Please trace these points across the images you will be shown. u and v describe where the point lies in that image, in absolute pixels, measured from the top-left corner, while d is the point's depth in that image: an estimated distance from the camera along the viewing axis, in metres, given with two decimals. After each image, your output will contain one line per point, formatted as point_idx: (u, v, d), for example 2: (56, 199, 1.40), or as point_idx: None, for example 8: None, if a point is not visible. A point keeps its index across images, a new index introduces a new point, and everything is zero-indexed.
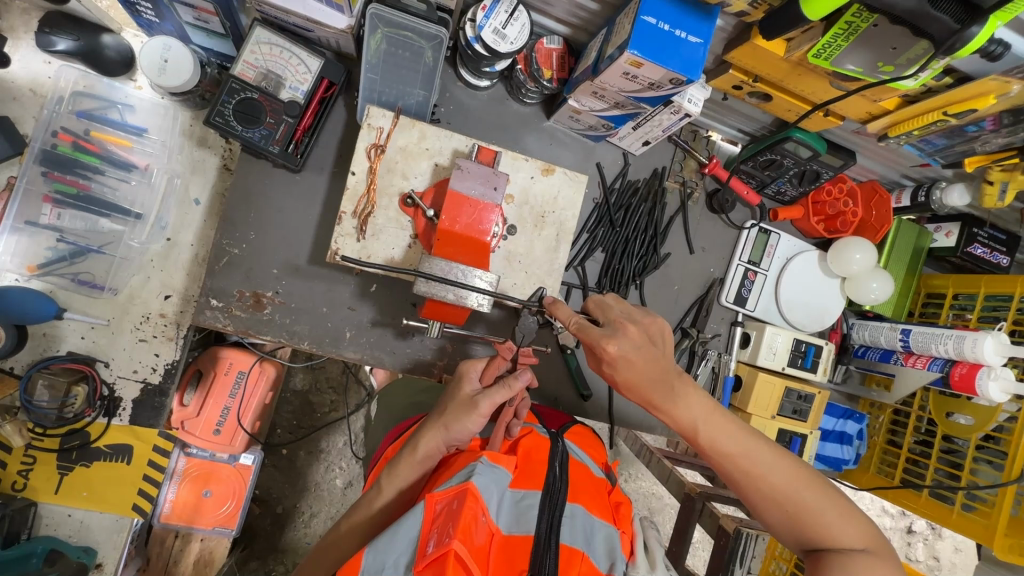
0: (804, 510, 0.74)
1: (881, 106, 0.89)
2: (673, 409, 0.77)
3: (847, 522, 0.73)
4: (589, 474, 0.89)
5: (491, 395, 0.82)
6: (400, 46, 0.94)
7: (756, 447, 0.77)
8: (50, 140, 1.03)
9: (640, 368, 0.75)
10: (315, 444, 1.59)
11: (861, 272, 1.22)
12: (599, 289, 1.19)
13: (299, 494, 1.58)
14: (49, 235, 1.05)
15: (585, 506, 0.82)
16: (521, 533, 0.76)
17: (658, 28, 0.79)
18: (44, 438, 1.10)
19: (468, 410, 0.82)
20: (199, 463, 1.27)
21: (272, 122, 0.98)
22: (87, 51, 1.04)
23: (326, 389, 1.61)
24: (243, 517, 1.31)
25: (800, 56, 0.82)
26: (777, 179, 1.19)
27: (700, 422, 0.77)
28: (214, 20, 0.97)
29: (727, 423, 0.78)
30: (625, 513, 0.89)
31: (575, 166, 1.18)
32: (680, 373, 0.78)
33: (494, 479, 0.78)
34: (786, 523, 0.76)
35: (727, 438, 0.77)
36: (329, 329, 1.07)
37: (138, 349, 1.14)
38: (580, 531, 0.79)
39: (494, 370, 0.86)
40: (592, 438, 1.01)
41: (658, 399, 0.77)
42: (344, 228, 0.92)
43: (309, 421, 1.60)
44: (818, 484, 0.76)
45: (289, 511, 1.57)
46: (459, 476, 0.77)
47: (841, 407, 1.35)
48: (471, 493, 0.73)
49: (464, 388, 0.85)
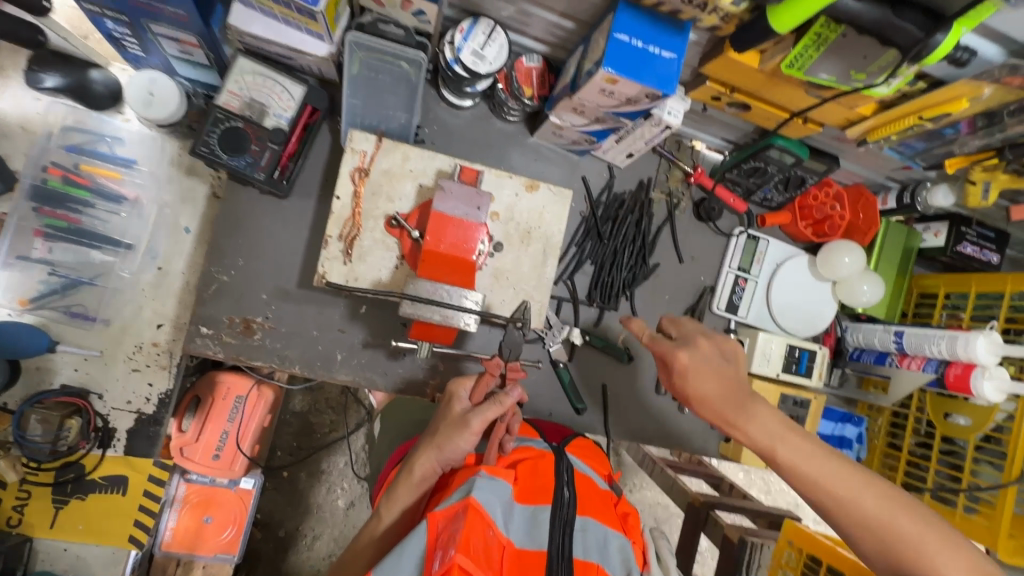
0: (901, 537, 0.70)
1: (858, 112, 0.89)
2: (747, 426, 0.80)
3: (943, 549, 0.69)
4: (594, 486, 0.88)
5: (483, 411, 0.82)
6: (380, 71, 0.92)
7: (845, 471, 0.75)
8: (40, 175, 1.05)
9: (710, 382, 0.81)
10: (315, 466, 1.59)
11: (851, 276, 1.23)
12: (589, 302, 1.20)
13: (301, 516, 1.58)
14: (41, 269, 1.07)
15: (596, 518, 0.82)
16: (534, 548, 0.76)
17: (632, 45, 0.79)
18: (39, 473, 1.09)
19: (461, 427, 0.82)
20: (199, 489, 1.21)
21: (257, 149, 0.98)
22: (75, 87, 1.06)
23: (326, 409, 1.62)
24: (245, 543, 1.24)
25: (774, 67, 0.82)
26: (763, 185, 1.20)
27: (779, 444, 0.78)
28: (198, 52, 0.99)
29: (809, 447, 0.78)
30: (634, 523, 0.88)
31: (561, 181, 1.18)
32: (749, 392, 0.82)
33: (495, 493, 0.77)
34: (880, 550, 0.72)
35: (814, 466, 0.76)
36: (319, 352, 1.06)
37: (131, 380, 1.14)
38: (593, 544, 0.79)
39: (484, 387, 0.87)
40: (594, 451, 1.01)
41: (731, 415, 0.80)
42: (330, 252, 0.94)
43: (308, 442, 1.60)
44: (909, 510, 0.72)
45: (291, 534, 1.57)
46: (459, 493, 0.77)
47: (838, 412, 1.34)
48: (474, 510, 0.72)
49: (454, 407, 0.86)
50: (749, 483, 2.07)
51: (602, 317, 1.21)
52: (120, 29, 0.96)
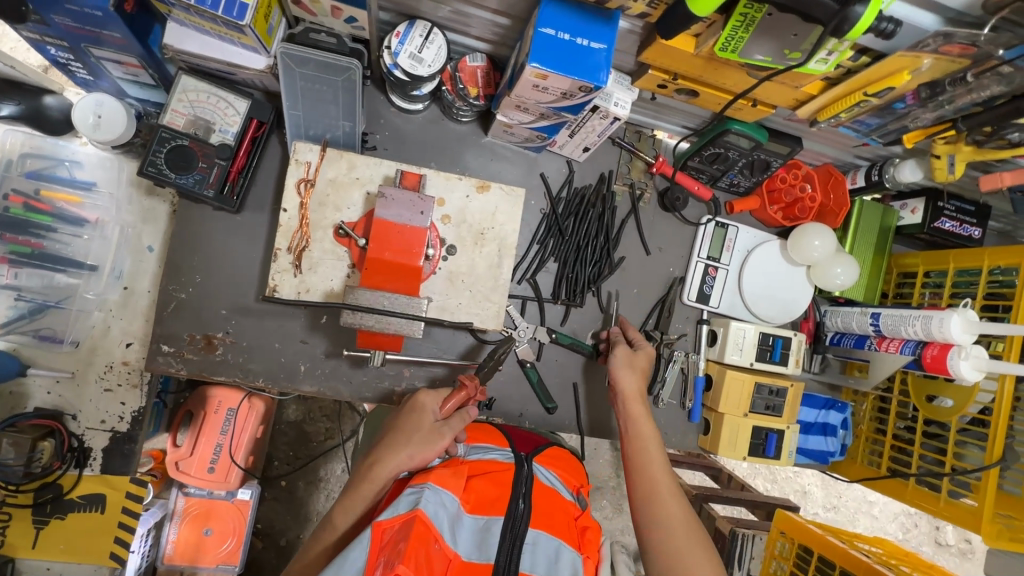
0: (679, 543, 0.86)
1: (805, 92, 0.86)
2: (634, 416, 1.01)
3: (702, 562, 0.85)
4: (556, 498, 0.87)
5: (454, 426, 0.88)
6: (316, 81, 0.92)
7: (672, 483, 0.93)
8: (3, 203, 1.07)
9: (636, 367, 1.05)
10: (313, 474, 1.61)
11: (824, 259, 1.19)
12: (554, 300, 1.18)
13: (301, 524, 1.59)
14: (9, 294, 1.10)
15: (548, 531, 0.81)
16: (481, 561, 0.75)
17: (558, 37, 0.77)
18: (18, 495, 1.11)
19: (435, 439, 0.86)
20: (198, 502, 1.39)
21: (204, 166, 0.98)
22: (30, 113, 1.11)
23: (320, 418, 1.62)
24: (243, 553, 1.42)
25: (709, 51, 0.80)
26: (727, 172, 1.18)
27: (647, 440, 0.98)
28: (143, 73, 1.00)
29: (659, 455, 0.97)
30: (592, 536, 0.87)
31: (519, 180, 1.17)
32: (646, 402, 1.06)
33: (443, 505, 0.76)
34: (660, 545, 0.87)
35: (656, 464, 0.95)
36: (282, 364, 1.06)
37: (104, 400, 1.15)
38: (543, 559, 0.77)
39: (454, 402, 0.93)
40: (565, 461, 1.00)
41: (629, 403, 1.02)
42: (281, 264, 0.94)
43: (305, 451, 1.61)
44: (698, 531, 0.88)
45: (292, 542, 1.59)
46: (408, 502, 0.75)
47: (821, 398, 1.30)
48: (421, 522, 0.71)
49: (427, 418, 0.90)
50: (752, 473, 2.04)
51: (568, 314, 1.19)
52: (63, 56, 0.98)
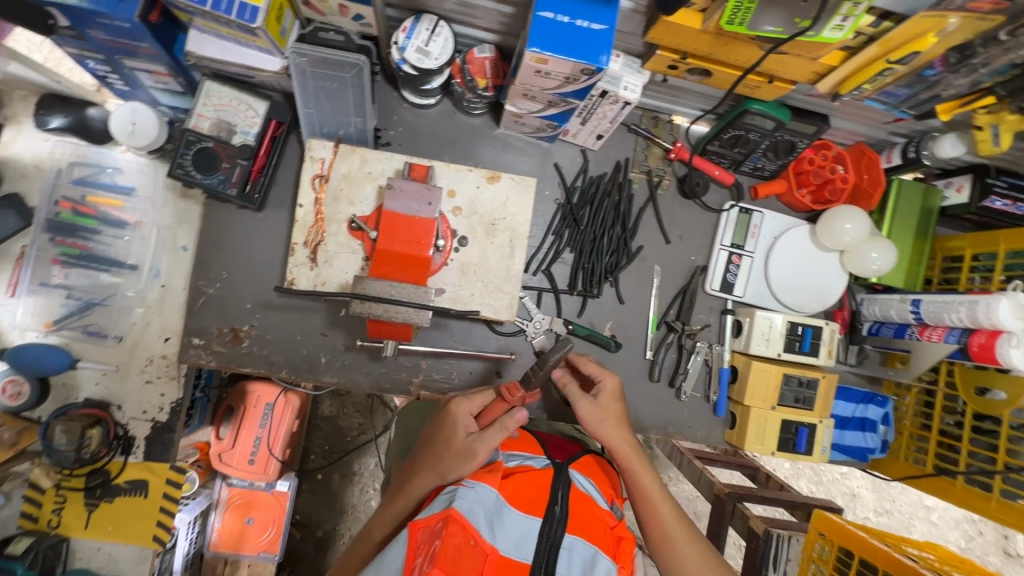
0: None
1: (824, 63, 0.81)
2: (632, 469, 0.94)
3: None
4: (593, 505, 0.82)
5: (487, 439, 0.83)
6: (327, 79, 0.94)
7: (684, 532, 0.90)
8: (53, 209, 1.17)
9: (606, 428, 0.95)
10: (347, 468, 1.65)
11: (857, 243, 1.12)
12: (570, 290, 1.16)
13: (336, 516, 1.64)
14: (60, 293, 1.19)
15: (585, 537, 0.76)
16: (518, 560, 0.71)
17: (556, 20, 0.76)
18: (71, 478, 1.20)
19: (467, 458, 0.82)
20: (240, 492, 1.46)
21: (227, 167, 1.03)
22: (76, 125, 1.19)
23: (353, 413, 1.67)
24: (282, 542, 1.48)
25: (717, 25, 0.77)
26: (750, 155, 1.13)
27: (651, 493, 0.93)
28: (172, 81, 1.06)
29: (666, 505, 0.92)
30: (627, 547, 0.82)
31: (532, 171, 1.17)
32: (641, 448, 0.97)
33: (480, 501, 0.74)
34: None
35: (666, 518, 0.91)
36: (304, 356, 1.10)
37: (145, 391, 1.22)
38: (578, 565, 0.74)
39: (493, 412, 0.88)
40: (602, 469, 0.96)
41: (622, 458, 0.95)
42: (298, 258, 0.97)
43: (340, 445, 1.66)
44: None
45: (329, 534, 1.64)
46: (443, 501, 0.75)
47: (859, 392, 1.23)
48: (456, 520, 0.70)
49: (460, 434, 0.85)
50: (795, 474, 1.95)
51: (585, 305, 1.17)
52: (102, 69, 1.05)
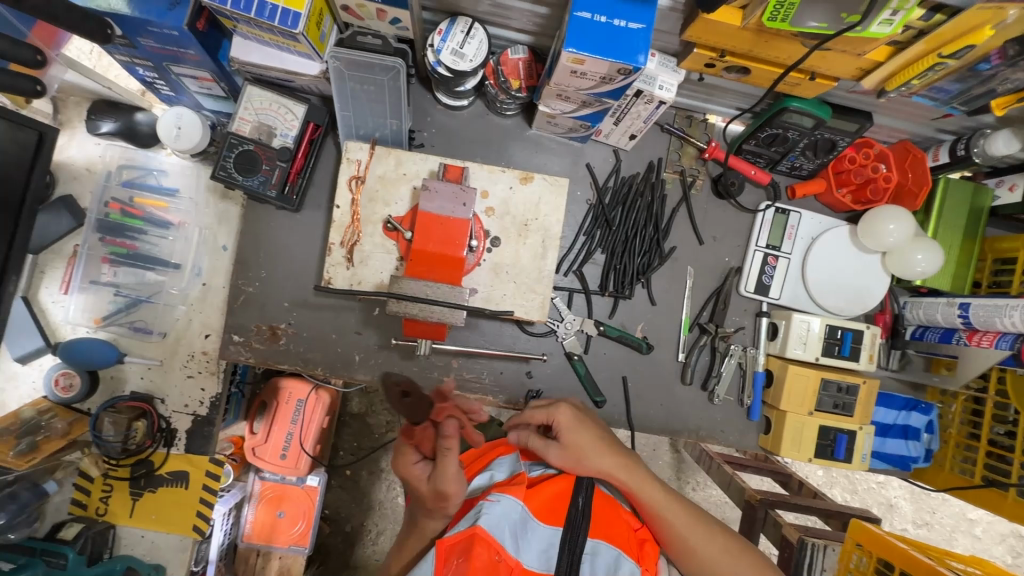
0: None
1: (870, 60, 0.79)
2: (627, 477, 0.87)
3: None
4: (617, 510, 0.84)
5: (443, 477, 0.74)
6: (365, 82, 0.96)
7: (703, 531, 0.87)
8: (103, 210, 1.23)
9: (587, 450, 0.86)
10: (375, 464, 1.68)
11: (901, 244, 1.08)
12: (602, 292, 1.16)
13: (365, 512, 1.67)
14: (109, 291, 1.25)
15: (608, 541, 0.77)
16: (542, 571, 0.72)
17: (594, 20, 0.76)
18: (118, 468, 1.25)
19: (443, 501, 0.75)
20: (272, 486, 1.50)
21: (267, 168, 1.05)
22: (125, 129, 1.24)
23: (381, 410, 1.70)
24: (312, 536, 1.51)
25: (758, 22, 0.76)
26: (788, 154, 1.11)
27: (655, 496, 0.87)
28: (215, 86, 1.09)
29: (678, 508, 0.87)
30: (652, 550, 0.82)
31: (564, 171, 1.16)
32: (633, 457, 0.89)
33: (507, 515, 0.72)
34: None
35: (681, 523, 0.86)
36: (339, 354, 1.12)
37: (187, 385, 1.27)
38: (603, 568, 0.74)
39: (427, 440, 0.78)
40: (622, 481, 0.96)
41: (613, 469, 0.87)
42: (334, 258, 0.99)
43: (368, 442, 1.69)
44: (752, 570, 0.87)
45: (357, 529, 1.67)
46: (467, 519, 0.73)
47: (901, 398, 1.19)
48: (480, 538, 0.68)
49: (420, 482, 0.77)
50: (828, 481, 1.90)
51: (616, 306, 1.16)
52: (150, 75, 1.09)
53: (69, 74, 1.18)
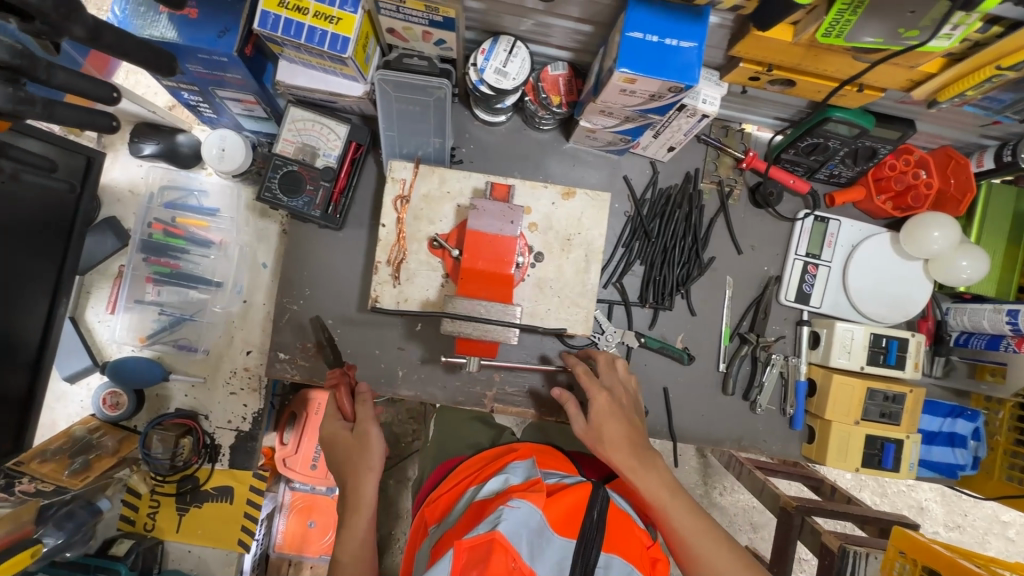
0: None
1: (921, 71, 0.79)
2: (637, 478, 0.84)
3: None
4: (632, 525, 0.78)
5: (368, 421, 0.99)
6: (410, 102, 0.97)
7: (713, 542, 0.81)
8: (146, 231, 1.24)
9: (609, 432, 0.89)
10: (404, 473, 1.69)
11: (945, 251, 1.07)
12: (641, 303, 1.16)
13: (394, 521, 1.68)
14: (153, 310, 1.26)
15: (623, 556, 0.71)
16: None
17: (646, 40, 0.76)
18: (164, 484, 1.27)
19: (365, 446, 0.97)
20: (302, 496, 1.50)
21: (312, 189, 1.07)
22: (166, 151, 1.25)
23: (406, 419, 1.70)
24: None
25: (810, 38, 0.76)
26: (827, 162, 1.10)
27: (666, 499, 0.83)
28: (258, 108, 1.11)
29: (688, 516, 0.83)
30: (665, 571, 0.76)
31: (602, 183, 1.17)
32: (647, 450, 0.87)
33: (525, 521, 0.68)
34: None
35: (692, 530, 0.82)
36: (383, 369, 1.13)
37: (230, 401, 1.29)
38: None
39: (343, 399, 1.02)
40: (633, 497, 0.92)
41: (625, 465, 0.85)
42: (381, 276, 1.00)
43: (395, 450, 1.69)
44: None
45: (386, 538, 1.68)
46: (485, 522, 0.68)
47: (946, 405, 1.18)
48: (500, 544, 0.64)
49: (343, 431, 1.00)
50: (858, 485, 1.88)
51: (657, 317, 1.17)
52: (194, 99, 1.11)
53: (110, 109, 1.16)
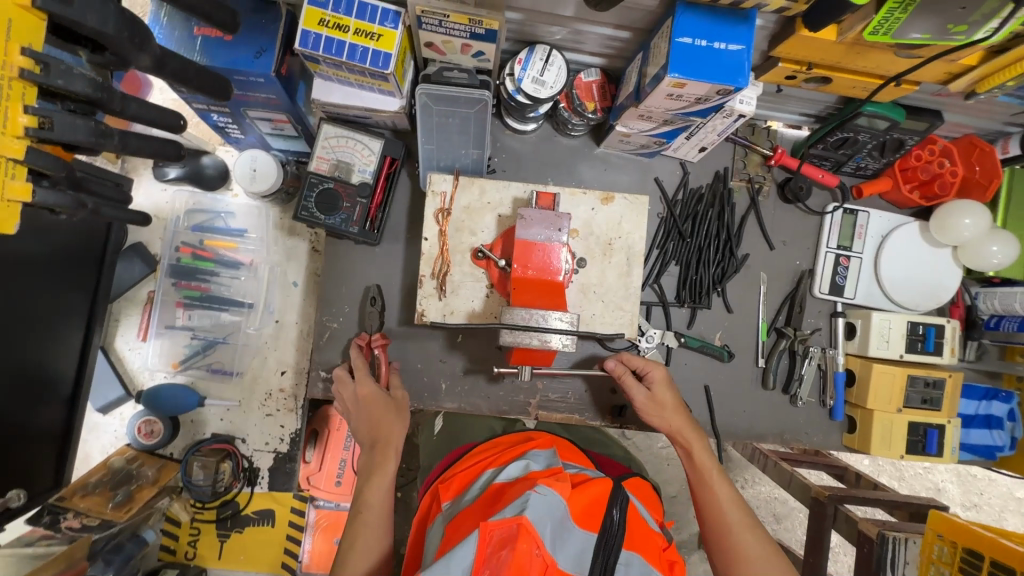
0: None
1: (961, 64, 0.81)
2: (692, 446, 0.97)
3: None
4: (647, 526, 0.74)
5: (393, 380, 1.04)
6: (449, 115, 0.97)
7: (740, 517, 0.91)
8: (175, 255, 1.23)
9: (664, 401, 0.98)
10: None
11: (976, 237, 1.09)
12: (679, 303, 1.17)
13: None
14: (185, 334, 1.25)
15: (641, 555, 0.68)
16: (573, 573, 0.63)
17: (695, 45, 0.77)
18: (204, 511, 1.26)
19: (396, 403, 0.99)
20: (327, 514, 1.30)
21: (349, 206, 1.06)
22: (192, 174, 1.23)
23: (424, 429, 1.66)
24: None
25: (854, 36, 0.77)
26: (855, 155, 1.12)
27: (711, 470, 0.95)
28: (288, 127, 1.10)
29: (723, 489, 0.93)
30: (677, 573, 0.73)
31: (634, 186, 1.18)
32: (695, 428, 0.98)
33: (550, 509, 0.65)
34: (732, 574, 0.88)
35: (723, 500, 0.92)
36: (425, 383, 1.13)
37: (267, 423, 1.27)
38: None
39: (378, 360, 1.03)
40: (648, 492, 0.88)
41: (683, 433, 0.97)
42: (426, 290, 1.00)
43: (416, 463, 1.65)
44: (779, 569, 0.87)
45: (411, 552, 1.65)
46: (511, 507, 0.64)
47: (980, 388, 1.19)
48: (526, 529, 0.60)
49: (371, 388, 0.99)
50: (877, 470, 1.89)
51: (695, 316, 1.18)
52: (223, 120, 1.10)
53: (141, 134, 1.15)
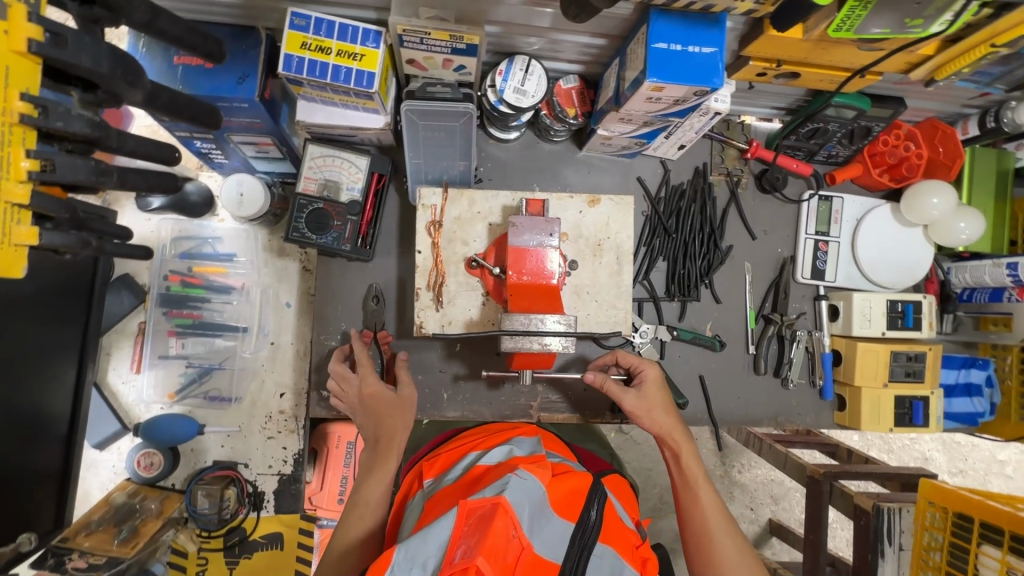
0: None
1: (920, 54, 0.85)
2: (681, 449, 0.96)
3: None
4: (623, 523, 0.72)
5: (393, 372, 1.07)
6: (435, 129, 0.99)
7: (720, 523, 0.91)
8: (164, 284, 1.23)
9: (653, 399, 0.98)
10: None
11: (944, 215, 1.14)
12: (669, 298, 1.20)
13: None
14: (179, 363, 1.23)
15: (616, 550, 0.67)
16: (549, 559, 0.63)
17: (670, 49, 0.80)
18: (211, 540, 1.23)
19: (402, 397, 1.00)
20: None
21: (339, 224, 1.07)
22: (175, 202, 1.22)
23: None
24: None
25: (820, 34, 0.81)
26: (825, 144, 1.17)
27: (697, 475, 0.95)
28: (273, 149, 1.10)
29: (706, 494, 0.94)
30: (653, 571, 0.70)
31: (618, 187, 1.21)
32: (683, 430, 0.98)
33: (529, 493, 0.65)
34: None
35: (704, 504, 0.93)
36: (427, 394, 1.14)
37: (269, 446, 1.27)
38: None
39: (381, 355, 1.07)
40: (626, 489, 0.87)
41: (674, 435, 0.97)
42: (423, 302, 1.01)
43: None
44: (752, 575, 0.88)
45: None
46: (492, 488, 0.65)
47: (959, 357, 1.25)
48: (504, 508, 0.61)
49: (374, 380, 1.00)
50: (866, 444, 1.94)
51: (685, 309, 1.21)
52: (206, 147, 1.10)
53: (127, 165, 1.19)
